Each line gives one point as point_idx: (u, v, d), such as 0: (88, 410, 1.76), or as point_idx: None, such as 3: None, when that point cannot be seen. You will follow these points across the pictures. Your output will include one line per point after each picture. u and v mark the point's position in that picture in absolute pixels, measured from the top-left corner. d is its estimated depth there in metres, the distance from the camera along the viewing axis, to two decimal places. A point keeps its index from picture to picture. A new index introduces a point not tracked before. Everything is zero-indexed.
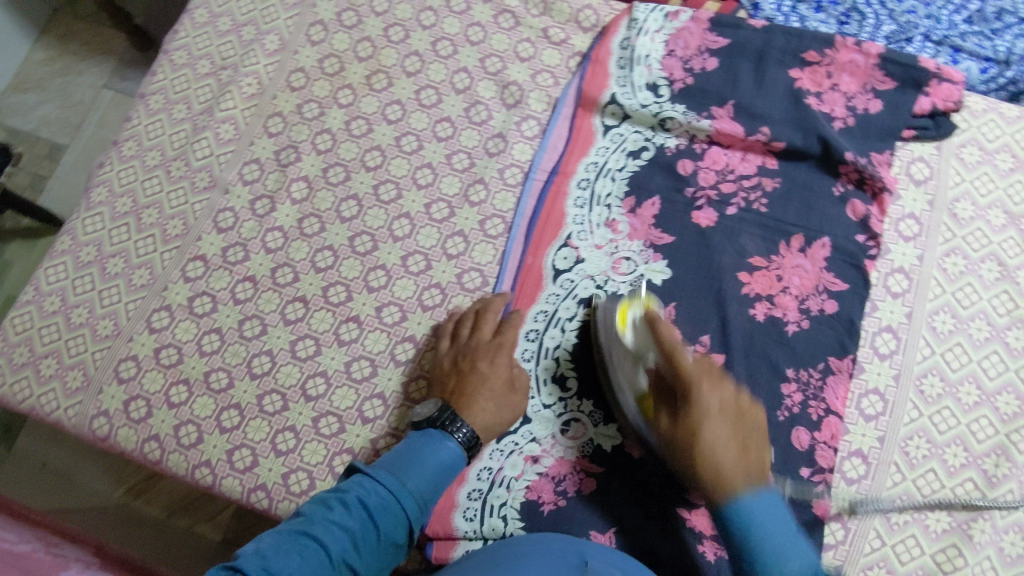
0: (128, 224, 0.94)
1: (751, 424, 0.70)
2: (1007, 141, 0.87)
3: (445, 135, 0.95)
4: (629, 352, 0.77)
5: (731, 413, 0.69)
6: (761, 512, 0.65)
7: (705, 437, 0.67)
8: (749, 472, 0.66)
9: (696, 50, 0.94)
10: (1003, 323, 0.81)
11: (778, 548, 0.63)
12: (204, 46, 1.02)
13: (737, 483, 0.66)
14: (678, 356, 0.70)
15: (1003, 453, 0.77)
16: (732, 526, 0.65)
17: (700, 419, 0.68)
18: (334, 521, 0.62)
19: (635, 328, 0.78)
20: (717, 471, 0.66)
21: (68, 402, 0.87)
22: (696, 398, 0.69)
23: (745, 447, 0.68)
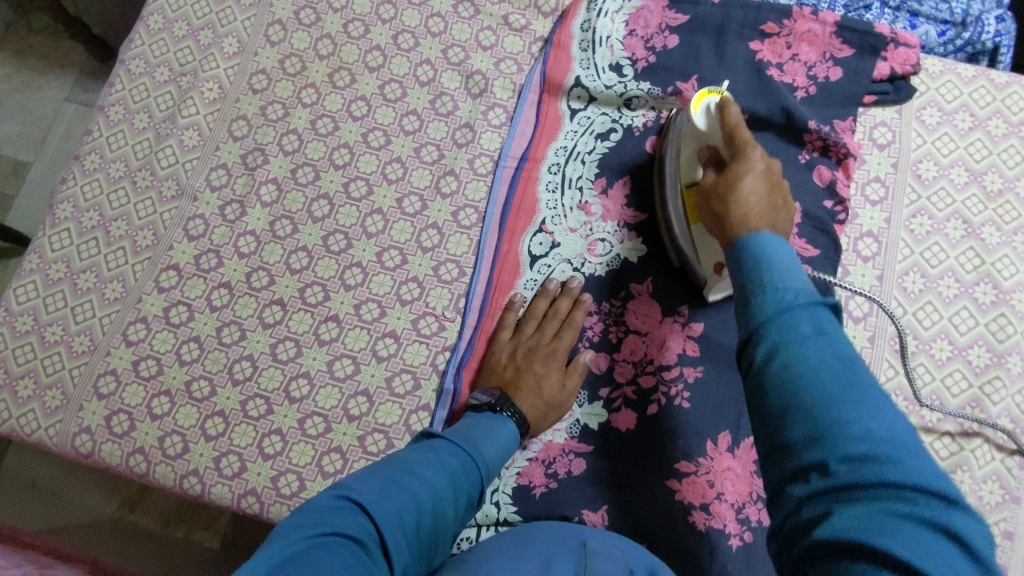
0: (97, 237, 0.93)
1: (787, 199, 0.68)
2: (965, 100, 0.89)
3: (412, 129, 0.95)
4: (696, 135, 0.78)
5: (768, 178, 0.68)
6: (771, 245, 0.57)
7: (738, 184, 0.66)
8: (773, 222, 0.63)
9: (657, 29, 0.94)
10: (971, 279, 0.83)
11: (773, 277, 0.54)
12: (162, 53, 1.00)
13: (756, 217, 0.62)
14: (740, 133, 0.71)
15: (977, 406, 0.79)
16: (743, 253, 0.58)
17: (748, 166, 0.68)
18: (422, 470, 0.64)
19: (709, 110, 0.76)
20: (742, 202, 0.64)
21: (49, 422, 0.86)
22: (745, 159, 0.69)
23: (775, 207, 0.65)
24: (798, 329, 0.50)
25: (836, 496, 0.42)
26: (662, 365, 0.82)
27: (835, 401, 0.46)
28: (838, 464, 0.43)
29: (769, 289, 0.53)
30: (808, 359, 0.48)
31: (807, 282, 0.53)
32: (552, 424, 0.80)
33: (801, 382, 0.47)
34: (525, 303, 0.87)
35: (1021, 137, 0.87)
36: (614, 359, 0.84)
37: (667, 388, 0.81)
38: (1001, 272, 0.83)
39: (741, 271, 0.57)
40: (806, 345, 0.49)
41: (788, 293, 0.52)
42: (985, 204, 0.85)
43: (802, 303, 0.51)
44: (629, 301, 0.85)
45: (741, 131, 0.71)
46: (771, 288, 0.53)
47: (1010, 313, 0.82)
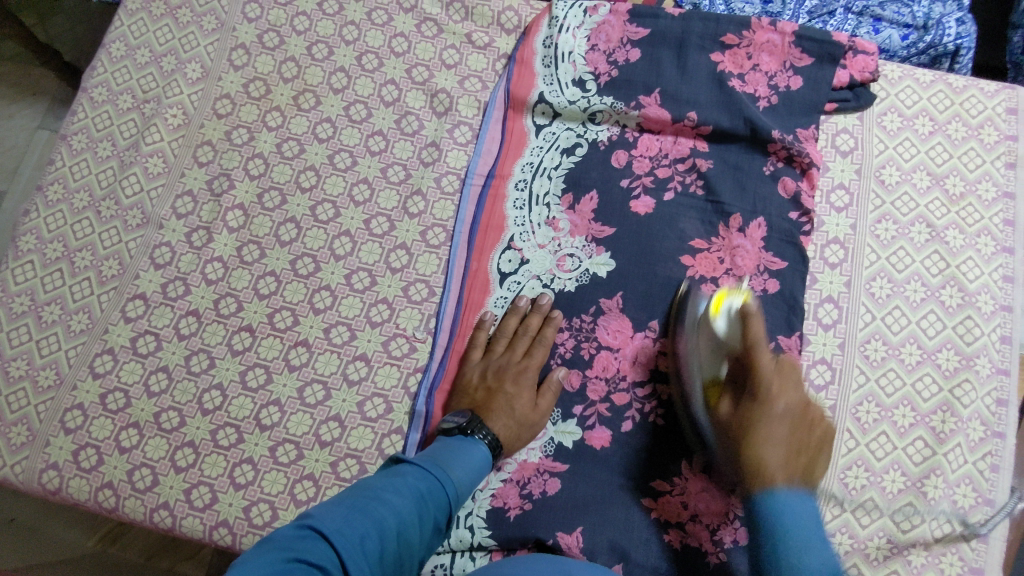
0: (61, 269, 0.92)
1: (812, 432, 0.70)
2: (924, 105, 0.90)
3: (378, 149, 0.94)
4: (718, 348, 0.77)
5: (790, 422, 0.70)
6: (798, 522, 0.64)
7: (760, 436, 0.68)
8: (791, 476, 0.67)
9: (618, 43, 0.95)
10: (937, 282, 0.84)
11: (795, 552, 0.63)
12: (124, 80, 0.99)
13: (779, 475, 0.66)
14: (757, 352, 0.72)
15: (948, 409, 0.79)
16: (766, 517, 0.65)
17: (765, 407, 0.69)
18: (388, 495, 0.63)
19: (730, 316, 0.78)
20: (761, 460, 0.67)
21: (15, 459, 0.84)
22: (763, 398, 0.70)
23: (795, 454, 0.68)
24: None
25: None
26: (634, 381, 0.82)
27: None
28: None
29: (792, 566, 0.62)
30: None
31: (831, 556, 0.63)
32: (526, 443, 0.80)
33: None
34: (496, 322, 0.87)
35: (980, 140, 0.88)
36: (587, 376, 0.83)
37: (640, 405, 0.81)
38: (966, 275, 0.83)
39: (763, 536, 0.65)
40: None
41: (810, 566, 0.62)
42: (948, 207, 0.86)
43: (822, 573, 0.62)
44: (600, 317, 0.85)
45: (760, 356, 0.72)
46: (795, 561, 0.62)
47: (976, 315, 0.82)
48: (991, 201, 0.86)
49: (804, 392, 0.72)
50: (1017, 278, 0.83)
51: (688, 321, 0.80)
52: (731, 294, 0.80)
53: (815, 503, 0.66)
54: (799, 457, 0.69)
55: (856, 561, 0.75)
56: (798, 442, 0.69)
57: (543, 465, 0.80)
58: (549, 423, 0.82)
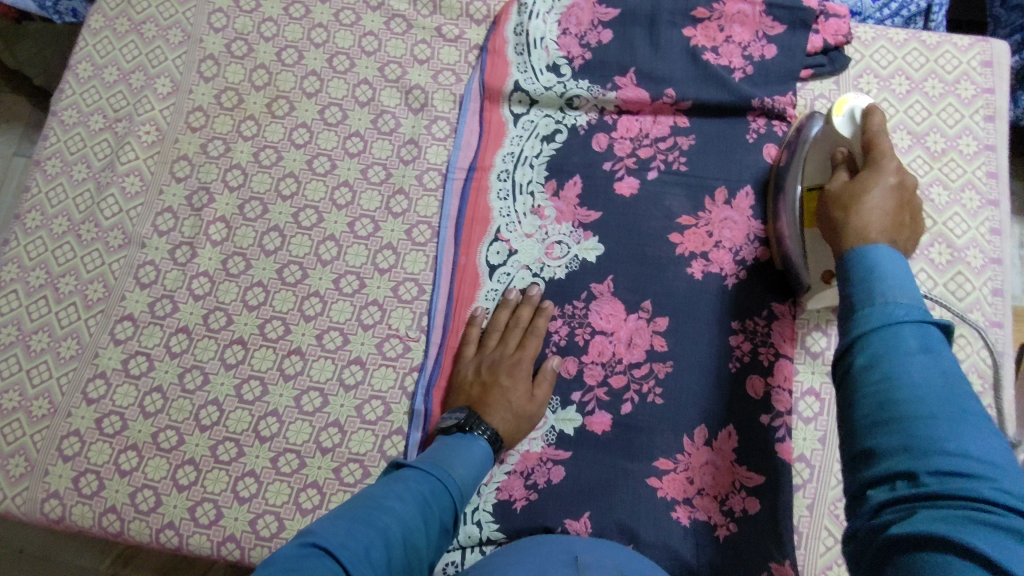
0: (46, 296, 0.91)
1: (911, 216, 0.63)
2: (900, 65, 0.90)
3: (356, 151, 0.94)
4: (834, 139, 0.74)
5: (900, 194, 0.62)
6: (891, 267, 0.53)
7: (865, 192, 0.62)
8: (893, 237, 0.59)
9: (590, 25, 0.94)
10: (925, 241, 0.84)
11: (886, 290, 0.51)
12: (94, 101, 0.98)
13: (877, 234, 0.58)
14: (875, 125, 0.68)
15: None
16: (851, 267, 0.55)
17: (879, 180, 0.63)
18: (390, 503, 0.63)
19: (852, 117, 0.72)
20: (864, 222, 0.59)
21: (15, 491, 0.84)
22: (878, 169, 0.64)
23: (898, 210, 0.61)
24: (903, 341, 0.49)
25: (919, 504, 0.42)
26: (631, 363, 0.82)
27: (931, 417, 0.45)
28: (929, 476, 0.43)
29: (878, 301, 0.51)
30: (910, 376, 0.47)
31: (921, 301, 0.51)
32: (526, 434, 0.79)
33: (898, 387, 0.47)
34: (488, 315, 0.86)
35: (958, 95, 0.88)
36: (584, 362, 0.82)
37: (639, 385, 0.81)
38: (953, 231, 0.84)
39: (848, 281, 0.54)
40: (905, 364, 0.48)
41: (897, 309, 0.50)
42: (930, 164, 0.86)
43: (911, 324, 0.49)
44: (592, 302, 0.84)
45: (875, 125, 0.68)
46: (881, 301, 0.51)
47: (966, 270, 0.82)
48: (973, 154, 0.86)
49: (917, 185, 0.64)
50: (1004, 230, 0.83)
51: (797, 152, 0.81)
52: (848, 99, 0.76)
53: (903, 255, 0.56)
54: (900, 218, 0.61)
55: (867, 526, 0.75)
56: (897, 211, 0.61)
57: (545, 454, 0.80)
58: (549, 412, 0.81)
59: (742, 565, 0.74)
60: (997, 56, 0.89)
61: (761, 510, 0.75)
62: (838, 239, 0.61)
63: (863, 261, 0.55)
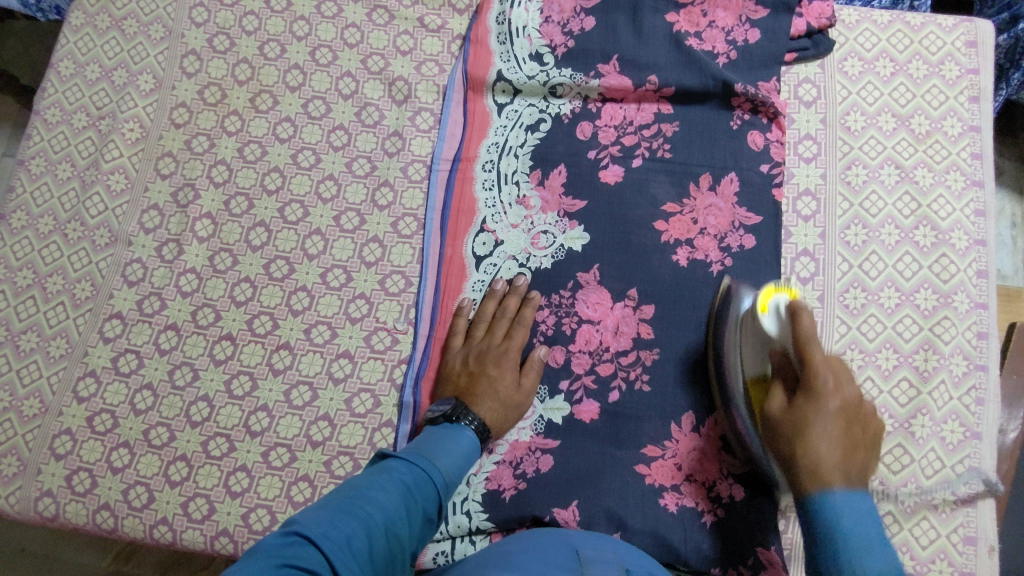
0: (34, 295, 0.91)
1: (862, 432, 0.65)
2: (884, 47, 0.89)
3: (341, 144, 0.93)
4: (765, 340, 0.71)
5: (844, 419, 0.64)
6: (850, 513, 0.60)
7: (809, 443, 0.63)
8: (850, 475, 0.62)
9: (572, 13, 0.94)
10: (910, 224, 0.84)
11: (851, 558, 0.57)
12: (76, 99, 0.98)
13: (832, 477, 0.61)
14: (802, 323, 0.66)
15: (930, 348, 0.80)
16: (816, 522, 0.61)
17: (819, 405, 0.64)
18: (373, 493, 0.64)
19: (778, 313, 0.71)
20: (817, 462, 0.62)
21: (9, 490, 0.84)
22: (816, 392, 0.64)
23: (850, 450, 0.63)
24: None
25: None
26: (618, 351, 0.82)
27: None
28: None
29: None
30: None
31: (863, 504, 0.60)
32: (514, 424, 0.80)
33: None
34: (474, 307, 0.86)
35: (943, 76, 0.88)
36: (571, 351, 0.83)
37: (626, 373, 0.81)
38: (938, 214, 0.83)
39: (815, 538, 0.60)
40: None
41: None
42: (915, 147, 0.86)
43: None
44: (578, 291, 0.84)
45: (805, 325, 0.66)
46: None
47: (951, 253, 0.82)
48: (958, 136, 0.86)
49: (856, 389, 0.66)
50: (989, 212, 0.83)
51: (728, 327, 0.78)
52: (779, 291, 0.73)
53: (868, 500, 0.61)
54: (846, 442, 0.63)
55: None
56: (840, 429, 0.63)
57: (533, 445, 0.80)
58: (537, 402, 0.82)
59: (728, 550, 0.74)
60: (981, 36, 0.89)
61: (747, 495, 0.76)
62: (796, 493, 0.64)
63: (827, 505, 0.60)
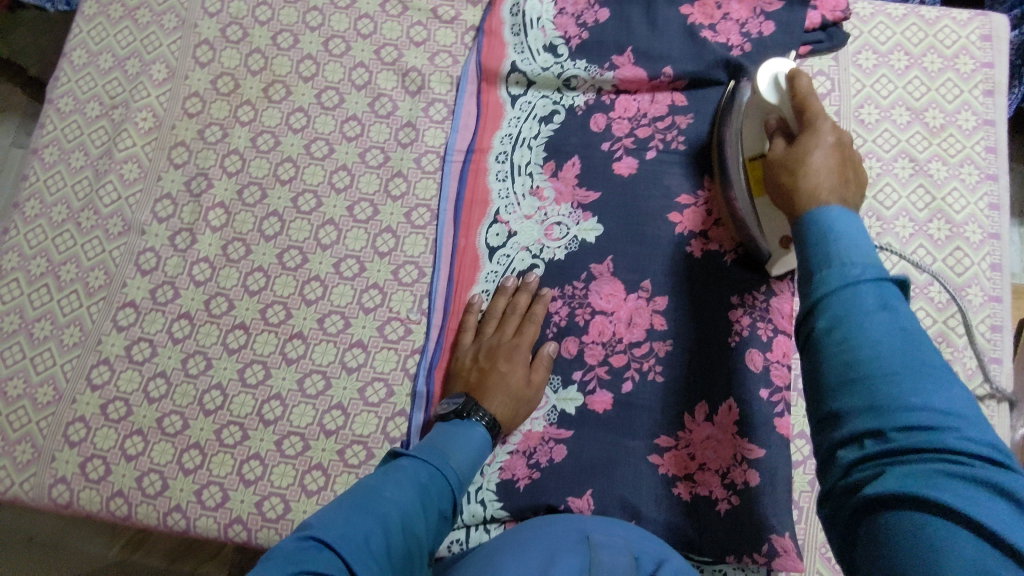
0: (47, 283, 0.91)
1: (855, 169, 0.64)
2: (898, 40, 0.89)
3: (354, 134, 0.93)
4: (764, 108, 0.73)
5: (839, 153, 0.64)
6: (846, 230, 0.54)
7: (806, 158, 0.63)
8: (843, 196, 0.60)
9: (586, 5, 0.94)
10: (924, 216, 0.84)
11: (840, 250, 0.53)
12: (89, 88, 0.98)
13: (828, 195, 0.59)
14: (799, 79, 0.68)
15: (944, 340, 0.80)
16: (807, 230, 0.57)
17: (817, 140, 0.64)
18: (388, 491, 0.64)
19: (775, 77, 0.72)
20: (814, 188, 0.60)
21: (23, 477, 0.84)
22: (815, 130, 0.64)
23: (845, 176, 0.62)
24: (861, 301, 0.50)
25: (888, 463, 0.44)
26: (631, 342, 0.82)
27: (890, 375, 0.47)
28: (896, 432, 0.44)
29: (835, 263, 0.52)
30: (868, 334, 0.48)
31: (879, 259, 0.52)
32: (525, 417, 0.80)
33: (859, 349, 0.48)
34: (485, 302, 0.86)
35: (957, 70, 0.88)
36: (584, 342, 0.83)
37: (639, 363, 0.81)
38: (952, 207, 0.84)
39: (805, 243, 0.56)
40: (865, 318, 0.49)
41: (853, 272, 0.51)
42: (929, 140, 0.86)
43: (867, 280, 0.51)
44: (592, 282, 0.85)
45: (801, 81, 0.68)
46: (838, 263, 0.52)
47: (965, 246, 0.82)
48: (972, 130, 0.86)
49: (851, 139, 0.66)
50: (1003, 205, 0.83)
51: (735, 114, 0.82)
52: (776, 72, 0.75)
53: (856, 215, 0.57)
54: (847, 179, 0.62)
55: None
56: (838, 165, 0.62)
57: (547, 435, 0.80)
58: (550, 391, 0.82)
59: (743, 538, 0.74)
60: (996, 30, 0.89)
61: (761, 482, 0.76)
62: (791, 211, 0.62)
63: (818, 220, 0.56)
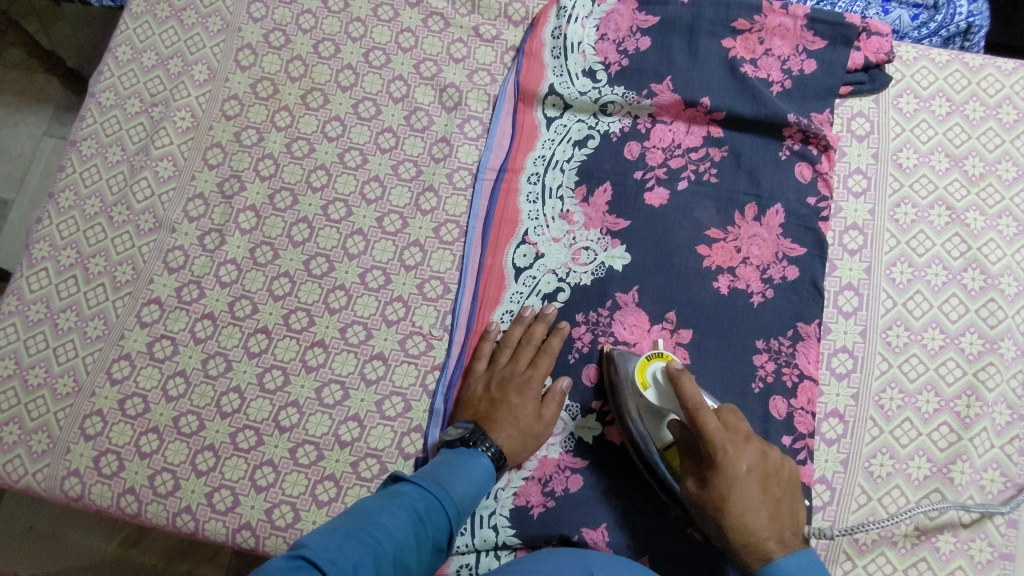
0: (75, 275, 0.91)
1: (780, 479, 0.70)
2: (941, 86, 0.89)
3: (388, 146, 0.94)
4: (653, 408, 0.75)
5: (761, 478, 0.69)
6: (793, 574, 0.65)
7: (742, 516, 0.67)
8: (784, 543, 0.68)
9: (628, 32, 0.94)
10: (959, 266, 0.82)
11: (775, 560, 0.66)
12: (131, 85, 0.99)
13: (771, 546, 0.67)
14: (705, 420, 0.68)
15: (973, 393, 0.78)
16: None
17: (727, 475, 0.68)
18: (384, 519, 0.63)
19: (658, 384, 0.75)
20: (749, 531, 0.67)
21: (37, 467, 0.84)
22: (727, 472, 0.68)
23: (776, 508, 0.69)
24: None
25: None
26: None
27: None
28: None
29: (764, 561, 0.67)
30: None
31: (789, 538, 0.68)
32: (535, 451, 0.79)
33: None
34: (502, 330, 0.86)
35: (999, 119, 0.87)
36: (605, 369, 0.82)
37: None
38: (988, 257, 0.82)
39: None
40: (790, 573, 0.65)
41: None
42: (967, 189, 0.85)
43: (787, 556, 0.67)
44: (616, 311, 0.84)
45: (708, 425, 0.68)
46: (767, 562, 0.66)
47: (999, 298, 0.81)
48: (1012, 181, 0.85)
49: (746, 428, 0.71)
50: None
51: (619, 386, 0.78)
52: (651, 358, 0.77)
53: (810, 554, 0.67)
54: (774, 492, 0.69)
55: (883, 549, 0.75)
56: (760, 466, 0.69)
57: (563, 462, 0.80)
58: (567, 419, 0.81)
59: None
60: None
61: None
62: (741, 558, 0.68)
63: (776, 573, 0.66)
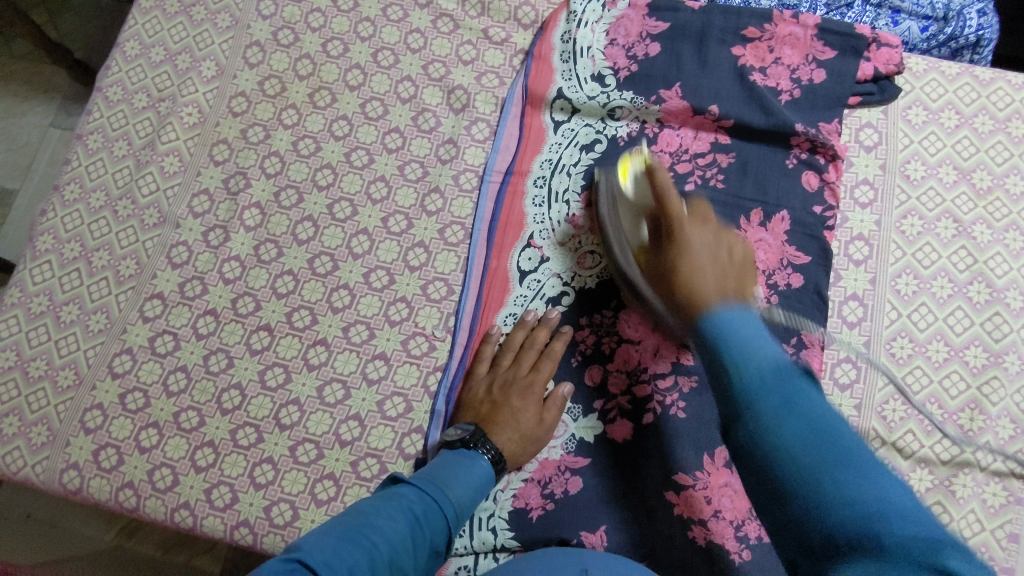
0: (79, 268, 0.91)
1: (734, 254, 0.69)
2: (950, 98, 0.89)
3: (395, 146, 0.94)
4: (637, 205, 0.80)
5: (716, 246, 0.69)
6: (745, 334, 0.57)
7: (685, 247, 0.68)
8: (727, 295, 0.62)
9: (638, 37, 0.94)
10: (964, 278, 0.82)
11: (736, 348, 0.56)
12: (139, 79, 0.99)
13: (709, 292, 0.62)
14: (659, 174, 0.72)
15: (976, 407, 0.78)
16: (705, 336, 0.59)
17: (682, 236, 0.69)
18: (380, 521, 0.63)
19: (636, 178, 0.82)
20: (692, 283, 0.64)
21: (35, 459, 0.84)
22: (681, 231, 0.69)
23: (725, 269, 0.66)
24: (770, 406, 0.52)
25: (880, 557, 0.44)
26: (656, 374, 0.81)
27: (824, 466, 0.48)
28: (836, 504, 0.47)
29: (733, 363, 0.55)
30: (787, 439, 0.50)
31: (773, 347, 0.56)
32: (534, 455, 0.79)
33: (787, 443, 0.50)
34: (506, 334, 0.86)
35: (1008, 133, 0.87)
36: (608, 371, 0.82)
37: (662, 398, 0.80)
38: (994, 271, 0.82)
39: (705, 346, 0.59)
40: (779, 416, 0.51)
41: (755, 374, 0.54)
42: (975, 202, 0.85)
43: (768, 370, 0.54)
44: (620, 314, 0.84)
45: (660, 177, 0.72)
46: (738, 364, 0.55)
47: (1005, 312, 0.81)
48: (1019, 195, 0.85)
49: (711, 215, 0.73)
50: None
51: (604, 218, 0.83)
52: (632, 159, 0.84)
53: (751, 313, 0.60)
54: (722, 258, 0.67)
55: None
56: (713, 247, 0.69)
57: (563, 463, 0.79)
58: (569, 420, 0.81)
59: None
60: None
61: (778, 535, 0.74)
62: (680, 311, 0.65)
63: (712, 323, 0.59)
